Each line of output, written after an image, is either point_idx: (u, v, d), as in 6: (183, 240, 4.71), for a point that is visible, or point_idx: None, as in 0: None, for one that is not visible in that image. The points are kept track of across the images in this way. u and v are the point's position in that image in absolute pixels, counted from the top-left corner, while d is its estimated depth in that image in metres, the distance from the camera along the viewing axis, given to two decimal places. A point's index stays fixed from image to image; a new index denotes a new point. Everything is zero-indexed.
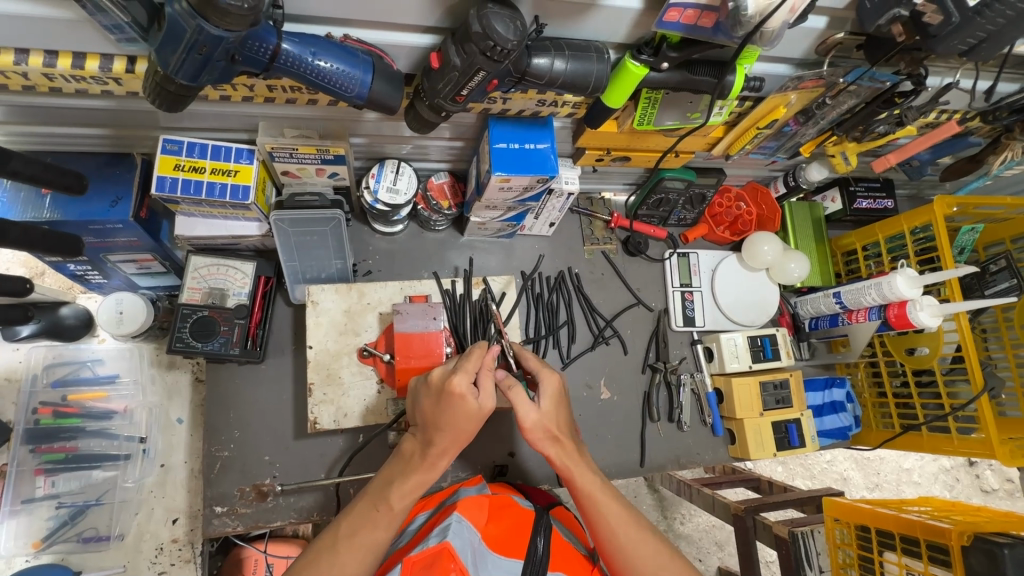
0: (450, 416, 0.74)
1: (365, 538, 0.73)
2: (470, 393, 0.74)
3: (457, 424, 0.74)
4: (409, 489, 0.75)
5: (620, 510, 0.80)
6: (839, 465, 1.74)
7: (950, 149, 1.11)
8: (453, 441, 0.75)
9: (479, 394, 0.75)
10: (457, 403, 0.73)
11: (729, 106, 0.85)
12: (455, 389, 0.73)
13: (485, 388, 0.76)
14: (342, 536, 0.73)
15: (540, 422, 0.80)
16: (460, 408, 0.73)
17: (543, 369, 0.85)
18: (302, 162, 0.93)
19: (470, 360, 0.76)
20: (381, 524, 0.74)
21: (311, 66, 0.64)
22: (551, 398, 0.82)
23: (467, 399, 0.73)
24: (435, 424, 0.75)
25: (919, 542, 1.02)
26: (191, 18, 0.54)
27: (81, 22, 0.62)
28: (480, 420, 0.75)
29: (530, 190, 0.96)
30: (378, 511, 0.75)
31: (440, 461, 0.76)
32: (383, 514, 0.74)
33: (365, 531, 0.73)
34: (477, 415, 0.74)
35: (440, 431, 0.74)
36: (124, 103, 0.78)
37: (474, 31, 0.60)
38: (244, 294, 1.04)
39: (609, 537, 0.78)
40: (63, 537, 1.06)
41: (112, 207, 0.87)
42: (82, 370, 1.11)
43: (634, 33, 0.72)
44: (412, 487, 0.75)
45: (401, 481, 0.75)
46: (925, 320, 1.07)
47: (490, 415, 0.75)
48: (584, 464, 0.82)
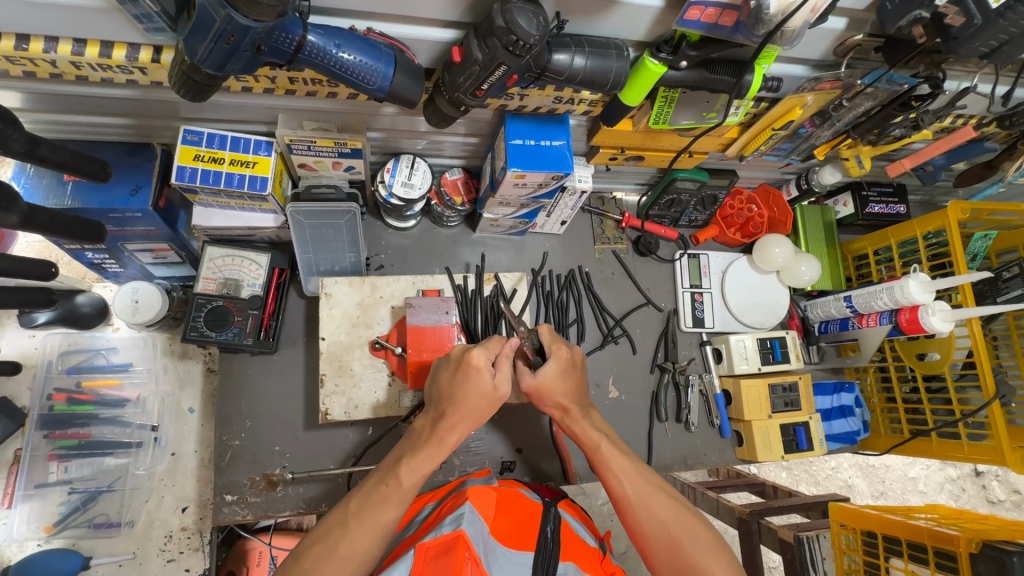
0: (465, 391, 0.76)
1: (375, 514, 0.73)
2: (488, 369, 0.77)
3: (471, 399, 0.76)
4: (417, 465, 0.76)
5: (628, 466, 0.82)
6: (844, 471, 1.74)
7: (964, 154, 1.11)
8: (465, 420, 0.77)
9: (496, 375, 0.78)
10: (473, 376, 0.76)
11: (745, 106, 0.86)
12: (475, 363, 0.76)
13: (502, 371, 0.79)
14: (352, 513, 0.73)
15: (545, 389, 0.85)
16: (478, 383, 0.76)
17: (553, 343, 0.86)
18: (319, 155, 0.94)
19: (492, 343, 0.80)
20: (390, 500, 0.74)
21: (335, 58, 0.65)
22: (556, 366, 0.85)
23: (485, 376, 0.76)
24: (449, 398, 0.77)
25: (926, 548, 1.01)
26: (221, 7, 0.55)
27: (112, 11, 0.63)
28: (492, 401, 0.77)
29: (544, 187, 0.97)
30: (388, 485, 0.75)
31: (451, 437, 0.77)
32: (394, 488, 0.74)
33: (373, 509, 0.73)
34: (491, 397, 0.77)
35: (455, 405, 0.77)
36: (149, 92, 0.80)
37: (497, 25, 0.60)
38: (258, 286, 1.05)
39: (617, 492, 0.80)
40: (75, 522, 1.08)
41: (132, 196, 0.88)
42: (97, 357, 1.12)
43: (654, 31, 0.72)
44: (421, 462, 0.76)
45: (411, 457, 0.76)
46: (938, 325, 1.07)
47: (502, 398, 0.78)
48: (585, 422, 0.86)
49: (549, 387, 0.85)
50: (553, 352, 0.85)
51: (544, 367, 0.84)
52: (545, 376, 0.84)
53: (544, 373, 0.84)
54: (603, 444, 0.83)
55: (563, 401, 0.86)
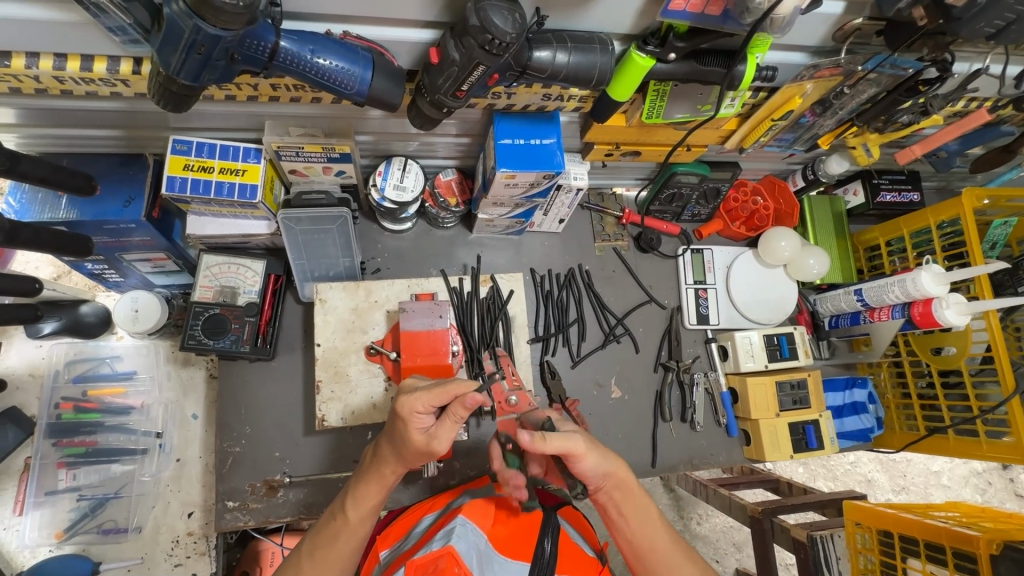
0: (398, 437, 0.72)
1: (325, 552, 0.75)
2: (416, 421, 0.70)
3: (398, 441, 0.72)
4: (361, 499, 0.76)
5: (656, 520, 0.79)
6: (863, 466, 1.69)
7: (979, 139, 1.06)
8: (398, 460, 0.74)
9: (430, 430, 0.70)
10: (402, 428, 0.70)
11: (741, 97, 0.82)
12: (402, 414, 0.69)
13: (440, 427, 0.69)
14: (304, 554, 0.76)
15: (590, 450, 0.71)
16: (403, 432, 0.70)
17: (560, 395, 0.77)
18: (309, 161, 0.93)
19: (437, 393, 0.69)
20: (339, 537, 0.75)
21: (311, 63, 0.64)
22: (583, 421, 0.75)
23: (411, 427, 0.69)
24: (386, 439, 0.74)
25: (944, 549, 0.97)
26: (188, 17, 0.54)
27: (86, 24, 0.63)
28: (427, 452, 0.71)
29: (536, 187, 0.95)
30: (336, 522, 0.76)
31: (388, 471, 0.75)
32: (340, 525, 0.76)
33: (324, 547, 0.75)
34: (422, 446, 0.71)
35: (387, 444, 0.74)
36: (134, 104, 0.80)
37: (472, 24, 0.59)
38: (255, 292, 1.05)
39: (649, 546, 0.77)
40: (84, 528, 1.10)
41: (125, 207, 0.88)
42: (102, 366, 1.14)
43: (640, 23, 0.70)
44: (360, 497, 0.76)
45: (353, 493, 0.77)
46: (952, 318, 1.02)
47: (438, 453, 0.70)
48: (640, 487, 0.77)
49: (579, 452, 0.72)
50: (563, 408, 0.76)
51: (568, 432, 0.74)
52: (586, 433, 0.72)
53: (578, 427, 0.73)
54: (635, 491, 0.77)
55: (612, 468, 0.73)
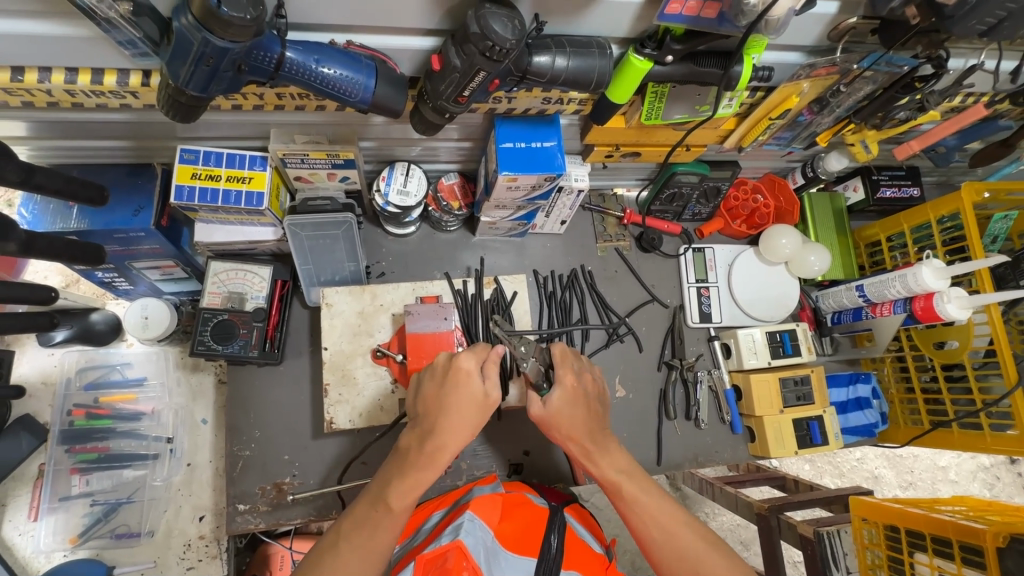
0: (455, 398, 0.77)
1: (367, 537, 0.72)
2: (476, 372, 0.79)
3: (458, 403, 0.77)
4: (410, 485, 0.74)
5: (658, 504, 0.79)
6: (869, 462, 1.69)
7: (977, 133, 1.07)
8: (453, 427, 0.76)
9: (486, 382, 0.79)
10: (463, 383, 0.78)
11: (738, 97, 0.83)
12: (463, 367, 0.78)
13: (493, 374, 0.80)
14: (343, 537, 0.72)
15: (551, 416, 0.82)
16: (462, 389, 0.78)
17: (562, 368, 0.85)
18: (314, 167, 0.94)
19: (479, 349, 0.82)
20: (382, 524, 0.73)
21: (316, 73, 0.65)
22: (563, 394, 0.83)
23: (472, 381, 0.77)
24: (437, 407, 0.77)
25: (951, 543, 0.98)
26: (197, 31, 0.56)
27: (97, 39, 0.64)
28: (484, 407, 0.78)
29: (538, 189, 0.96)
30: (378, 511, 0.73)
31: (447, 447, 0.76)
32: (383, 513, 0.73)
33: (365, 533, 0.72)
34: (483, 399, 0.78)
35: (437, 413, 0.77)
36: (143, 115, 0.81)
37: (473, 32, 0.60)
38: (262, 298, 1.07)
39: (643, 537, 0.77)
40: (97, 533, 1.12)
41: (135, 216, 0.90)
42: (112, 373, 1.16)
43: (637, 27, 0.71)
44: (412, 484, 0.74)
45: (404, 478, 0.74)
46: (954, 313, 1.03)
47: (493, 405, 0.79)
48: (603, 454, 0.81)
49: (559, 418, 0.82)
50: (559, 377, 0.84)
51: (550, 396, 0.82)
52: (553, 406, 0.82)
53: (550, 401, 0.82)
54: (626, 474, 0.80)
55: (574, 434, 0.82)
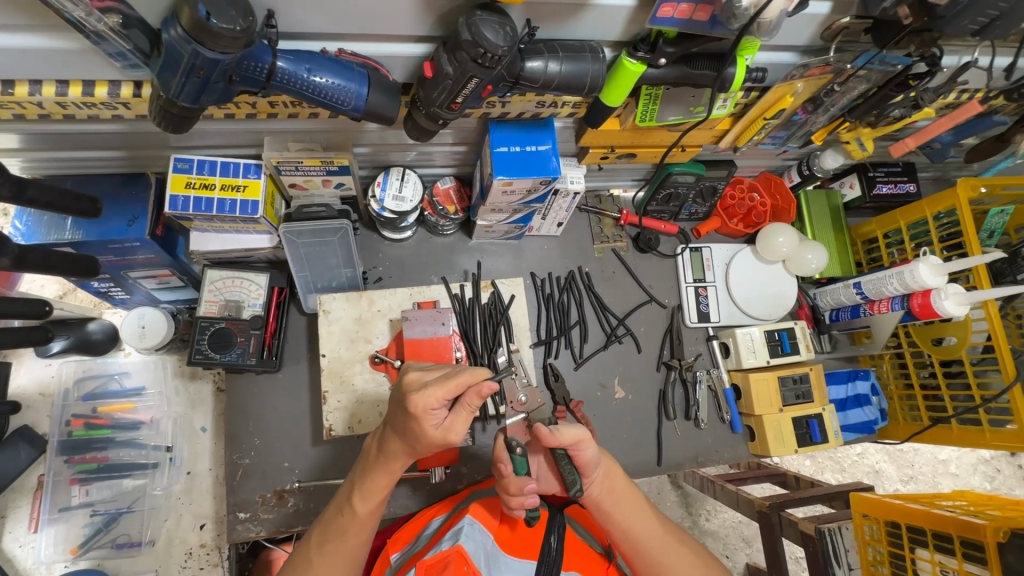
0: (409, 431, 0.71)
1: (334, 546, 0.77)
2: (430, 417, 0.69)
3: (409, 437, 0.71)
4: (367, 495, 0.76)
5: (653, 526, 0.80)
6: (870, 457, 1.69)
7: (972, 129, 1.07)
8: (408, 450, 0.73)
9: (445, 421, 0.70)
10: (417, 423, 0.69)
11: (733, 97, 0.83)
12: (417, 410, 0.68)
13: (453, 418, 0.70)
14: (315, 544, 0.78)
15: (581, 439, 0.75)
16: (416, 428, 0.69)
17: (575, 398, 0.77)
18: (308, 174, 0.94)
19: (449, 381, 0.69)
20: (348, 533, 0.77)
21: (307, 82, 0.65)
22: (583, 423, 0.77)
23: (426, 424, 0.68)
24: (394, 429, 0.73)
25: (952, 539, 0.97)
26: (187, 42, 0.55)
27: (87, 51, 0.64)
28: (440, 444, 0.70)
29: (534, 193, 0.96)
30: (343, 518, 0.77)
31: (397, 465, 0.76)
32: (348, 520, 0.77)
33: (334, 541, 0.77)
34: (433, 441, 0.70)
35: (395, 436, 0.73)
36: (135, 125, 0.81)
37: (464, 39, 0.60)
38: (259, 305, 1.06)
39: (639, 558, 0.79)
40: (98, 543, 1.12)
41: (129, 226, 0.89)
42: (111, 383, 1.16)
43: (630, 30, 0.71)
44: (370, 491, 0.76)
45: (360, 488, 0.76)
46: (951, 309, 1.03)
47: (452, 445, 0.70)
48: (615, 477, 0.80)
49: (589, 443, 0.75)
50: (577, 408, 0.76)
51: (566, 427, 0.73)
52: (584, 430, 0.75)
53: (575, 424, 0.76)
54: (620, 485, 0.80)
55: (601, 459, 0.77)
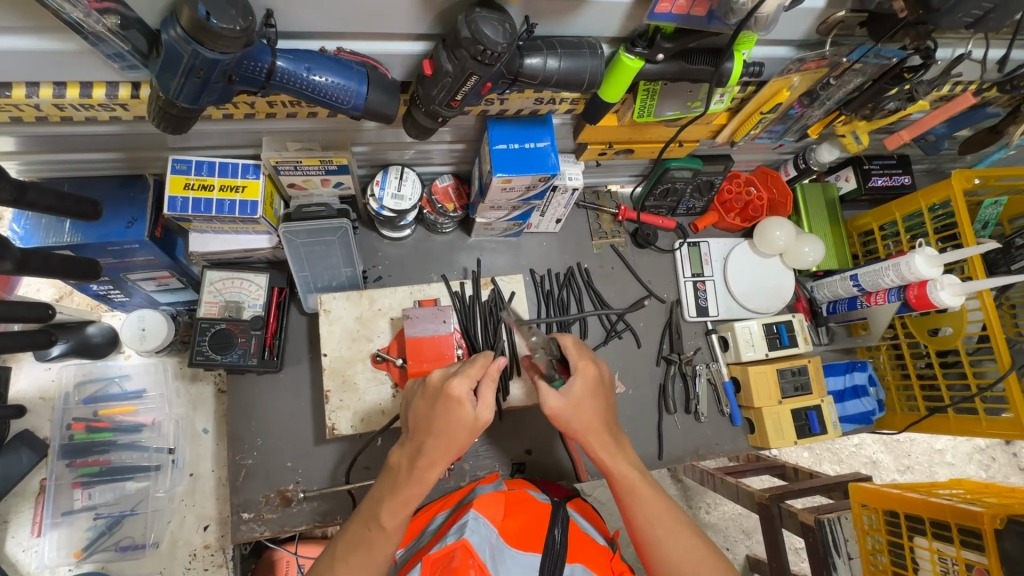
0: (444, 423, 0.72)
1: (361, 557, 0.75)
2: (469, 399, 0.73)
3: (447, 433, 0.72)
4: (399, 507, 0.74)
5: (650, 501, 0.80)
6: (868, 447, 1.71)
7: (966, 121, 1.07)
8: (444, 451, 0.73)
9: (477, 403, 0.74)
10: (454, 409, 0.72)
11: (730, 92, 0.84)
12: (454, 394, 0.72)
13: (485, 397, 0.74)
14: (339, 557, 0.75)
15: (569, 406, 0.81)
16: (452, 414, 0.72)
17: (579, 360, 0.83)
18: (307, 174, 0.94)
19: (473, 367, 0.75)
20: (376, 543, 0.75)
21: (307, 81, 0.65)
22: (584, 384, 0.82)
23: (464, 407, 0.72)
24: (426, 429, 0.74)
25: (950, 526, 0.99)
26: (187, 43, 0.55)
27: (85, 53, 0.64)
28: (476, 429, 0.73)
29: (532, 189, 0.96)
30: (371, 531, 0.75)
31: (431, 475, 0.74)
32: (376, 533, 0.75)
33: (361, 552, 0.75)
34: (474, 425, 0.73)
35: (428, 438, 0.73)
36: (133, 126, 0.81)
37: (464, 36, 0.60)
38: (259, 306, 1.06)
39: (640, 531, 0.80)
40: (102, 546, 1.11)
41: (128, 228, 0.89)
42: (111, 386, 1.15)
43: (627, 26, 0.71)
44: (402, 503, 0.74)
45: (392, 499, 0.74)
46: (947, 300, 1.04)
47: (486, 426, 0.74)
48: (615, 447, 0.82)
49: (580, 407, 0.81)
50: (580, 369, 0.83)
51: (570, 386, 0.82)
52: (573, 397, 0.81)
53: (570, 391, 0.81)
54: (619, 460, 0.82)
55: (592, 426, 0.81)
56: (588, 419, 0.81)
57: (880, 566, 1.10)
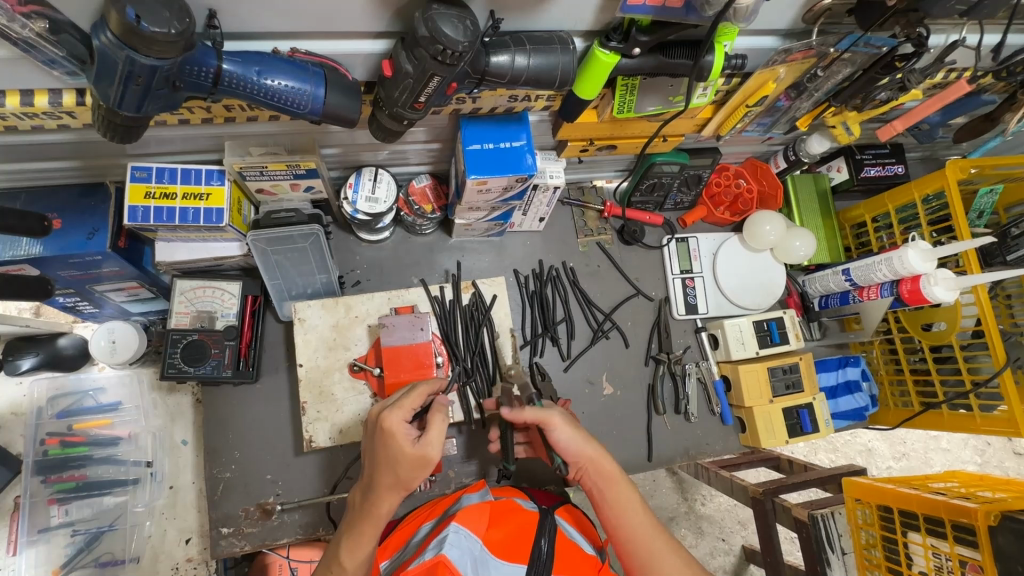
0: (385, 457, 0.71)
1: None
2: (404, 431, 0.71)
3: (389, 468, 0.70)
4: (353, 546, 0.72)
5: (645, 524, 0.78)
6: (863, 436, 1.69)
7: (962, 108, 1.04)
8: (392, 488, 0.70)
9: (420, 439, 0.71)
10: (391, 441, 0.70)
11: (713, 85, 0.80)
12: (388, 426, 0.71)
13: (429, 430, 0.71)
14: None
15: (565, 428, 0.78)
16: (391, 448, 0.70)
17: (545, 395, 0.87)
18: (275, 179, 0.90)
19: (409, 400, 0.75)
20: None
21: (259, 85, 0.61)
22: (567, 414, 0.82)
23: (400, 440, 0.70)
24: (374, 465, 0.72)
25: (944, 522, 0.96)
26: (119, 49, 0.51)
27: (19, 60, 0.60)
28: (419, 463, 0.70)
29: (511, 190, 0.92)
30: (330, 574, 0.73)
31: (382, 514, 0.72)
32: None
33: None
34: (415, 459, 0.70)
35: (375, 475, 0.71)
36: (84, 134, 0.77)
37: (422, 35, 0.56)
38: (233, 315, 1.03)
39: (629, 552, 0.78)
40: (81, 563, 1.08)
41: (89, 239, 0.85)
42: (85, 399, 1.12)
43: (601, 19, 0.67)
44: (355, 542, 0.72)
45: (347, 537, 0.73)
46: (940, 295, 1.00)
47: (431, 460, 0.70)
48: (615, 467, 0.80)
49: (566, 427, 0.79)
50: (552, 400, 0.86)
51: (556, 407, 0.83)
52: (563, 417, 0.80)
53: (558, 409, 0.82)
54: (619, 481, 0.79)
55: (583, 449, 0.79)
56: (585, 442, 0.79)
57: (874, 561, 1.09)
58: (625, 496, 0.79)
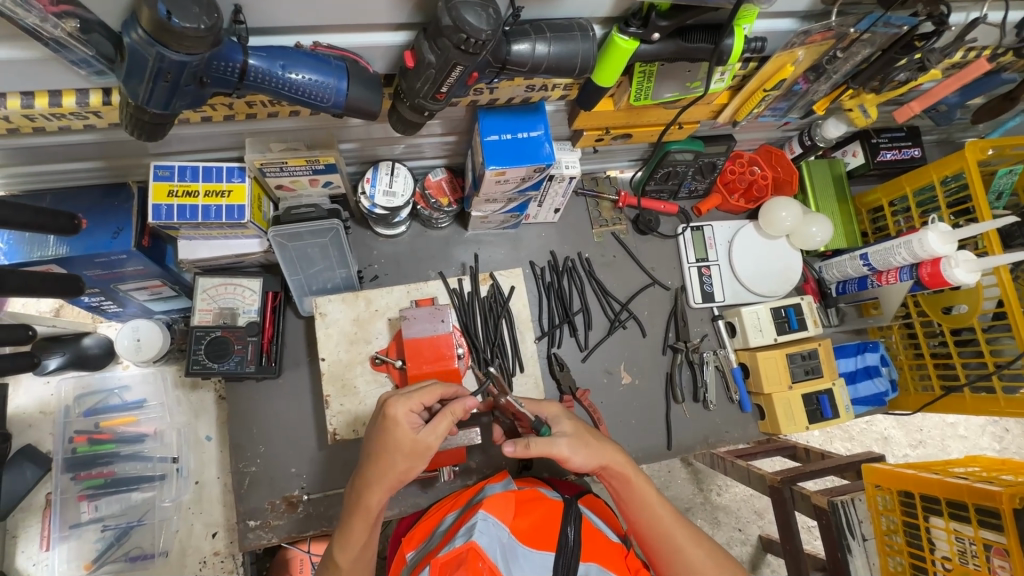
0: (382, 446, 0.73)
1: None
2: (408, 419, 0.72)
3: (388, 453, 0.72)
4: (346, 541, 0.76)
5: (669, 518, 0.80)
6: (879, 424, 1.68)
7: (981, 88, 1.03)
8: (385, 477, 0.73)
9: (420, 429, 0.73)
10: (391, 428, 0.72)
11: (730, 70, 0.79)
12: (391, 414, 0.72)
13: (432, 423, 0.73)
14: None
15: (575, 447, 0.77)
16: (391, 435, 0.72)
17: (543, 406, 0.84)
18: (294, 174, 0.91)
19: (422, 394, 0.75)
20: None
21: (283, 79, 0.62)
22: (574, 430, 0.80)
23: (401, 427, 0.72)
24: (370, 454, 0.74)
25: (967, 506, 0.96)
26: (150, 45, 0.52)
27: (49, 60, 0.61)
28: (416, 452, 0.72)
29: (528, 180, 0.92)
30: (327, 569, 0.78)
31: (375, 504, 0.74)
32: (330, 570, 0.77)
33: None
34: (414, 448, 0.72)
35: (370, 464, 0.74)
36: (109, 133, 0.78)
37: (445, 25, 0.56)
38: (254, 311, 1.04)
39: (656, 549, 0.80)
40: (111, 557, 1.11)
41: (115, 238, 0.86)
42: (111, 397, 1.13)
43: (620, 5, 0.67)
44: (348, 539, 0.75)
45: (342, 532, 0.76)
46: (961, 277, 0.99)
47: (427, 451, 0.72)
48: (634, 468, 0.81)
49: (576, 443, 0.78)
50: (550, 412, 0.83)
51: (562, 429, 0.79)
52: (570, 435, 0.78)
53: (564, 430, 0.79)
54: (637, 481, 0.80)
55: (599, 457, 0.79)
56: (597, 450, 0.79)
57: (894, 547, 1.08)
58: (647, 493, 0.80)
